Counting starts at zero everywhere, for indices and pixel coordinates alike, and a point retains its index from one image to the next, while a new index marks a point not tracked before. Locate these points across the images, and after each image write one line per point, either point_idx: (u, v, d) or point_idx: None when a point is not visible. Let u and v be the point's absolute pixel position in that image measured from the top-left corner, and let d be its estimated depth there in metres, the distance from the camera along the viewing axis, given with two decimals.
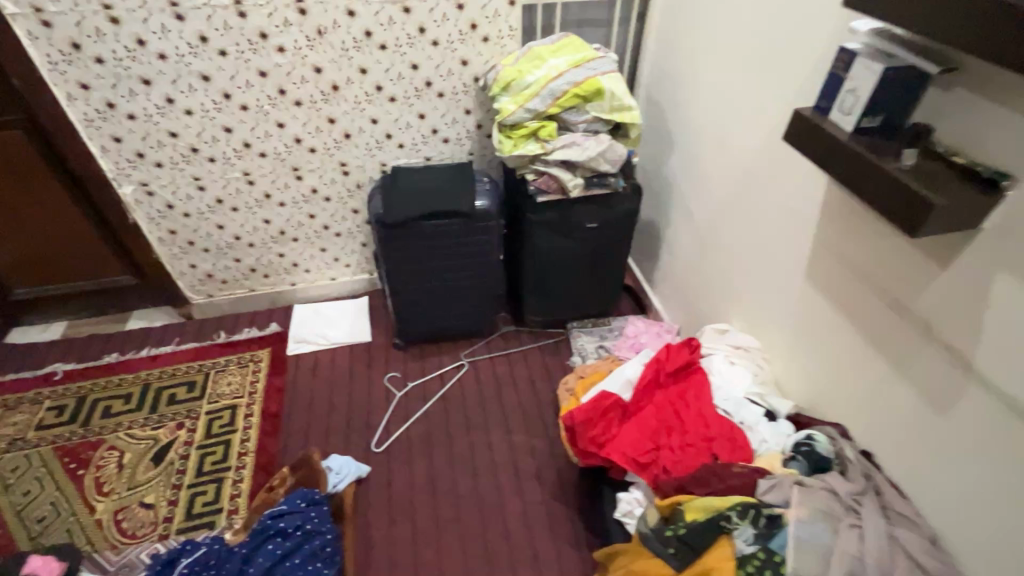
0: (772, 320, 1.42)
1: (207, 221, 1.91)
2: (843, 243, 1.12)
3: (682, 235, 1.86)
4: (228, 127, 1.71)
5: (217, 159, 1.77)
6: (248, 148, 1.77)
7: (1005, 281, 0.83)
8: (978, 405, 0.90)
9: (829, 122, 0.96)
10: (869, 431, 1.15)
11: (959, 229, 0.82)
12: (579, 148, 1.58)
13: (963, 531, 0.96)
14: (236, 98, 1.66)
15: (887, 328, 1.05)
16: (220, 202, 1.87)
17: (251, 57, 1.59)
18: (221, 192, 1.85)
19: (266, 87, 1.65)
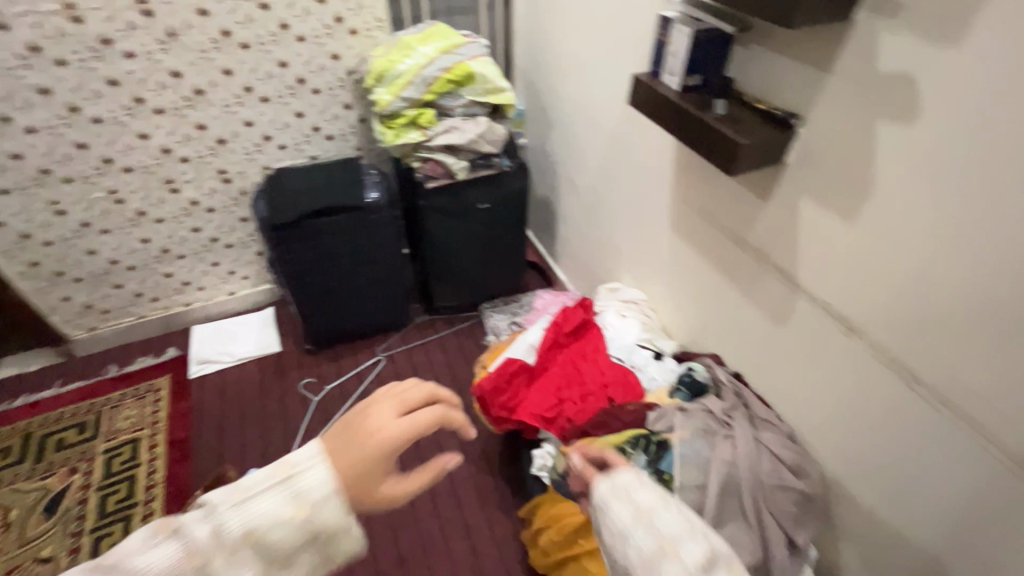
0: (652, 272, 1.56)
1: (74, 247, 1.76)
2: (695, 192, 1.26)
3: (572, 206, 1.97)
4: (81, 143, 1.59)
5: (74, 179, 1.64)
6: (109, 164, 1.65)
7: (807, 205, 0.98)
8: (805, 314, 1.06)
9: (660, 83, 1.08)
10: (736, 355, 1.30)
11: (763, 164, 0.97)
12: (459, 132, 1.64)
13: (810, 423, 1.13)
14: (86, 110, 1.54)
15: (736, 261, 1.20)
16: (87, 225, 1.74)
17: (97, 65, 1.48)
18: (86, 215, 1.71)
19: (120, 96, 1.55)
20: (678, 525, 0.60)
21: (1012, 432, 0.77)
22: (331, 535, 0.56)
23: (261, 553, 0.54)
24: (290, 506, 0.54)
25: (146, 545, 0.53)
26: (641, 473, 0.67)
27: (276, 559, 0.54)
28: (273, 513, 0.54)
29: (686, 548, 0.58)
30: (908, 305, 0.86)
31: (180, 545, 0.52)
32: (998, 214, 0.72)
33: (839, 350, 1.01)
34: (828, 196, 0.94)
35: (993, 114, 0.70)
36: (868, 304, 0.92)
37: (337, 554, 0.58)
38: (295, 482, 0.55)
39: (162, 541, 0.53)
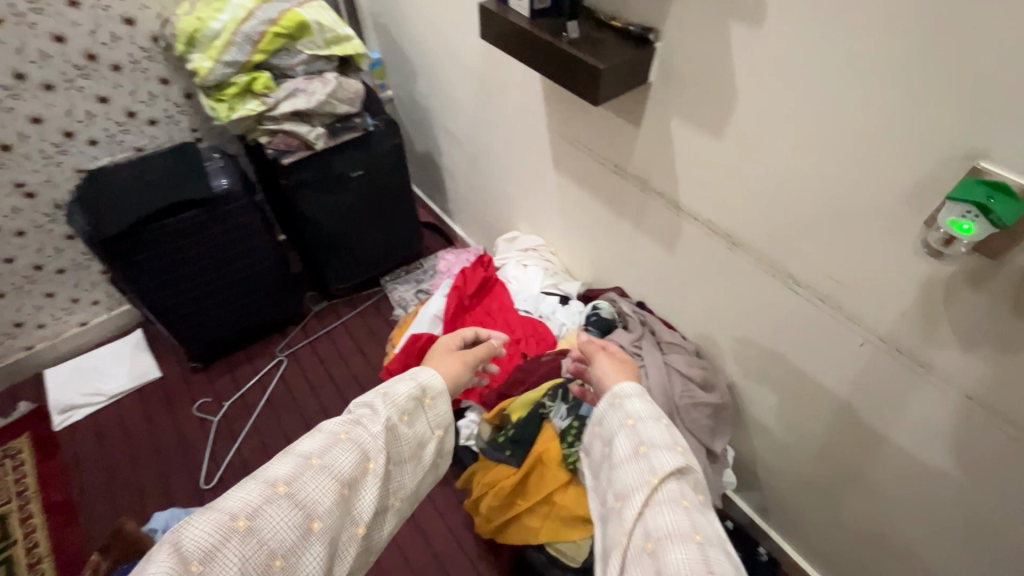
0: (544, 214, 1.51)
1: None
2: (571, 126, 1.20)
3: (454, 158, 1.84)
4: None
5: None
6: None
7: (677, 124, 0.95)
8: (691, 234, 1.06)
9: (509, 11, 0.97)
10: (637, 285, 1.30)
11: (627, 88, 0.91)
12: (305, 95, 1.42)
13: (711, 338, 1.16)
14: None
15: (621, 192, 1.17)
16: None
17: None
18: None
19: None
20: (659, 434, 0.76)
21: (882, 316, 0.81)
22: (434, 397, 0.83)
23: (393, 415, 0.76)
24: (404, 385, 0.80)
25: (305, 441, 0.70)
26: (645, 395, 0.82)
27: (404, 417, 0.78)
28: (394, 389, 0.79)
29: (657, 449, 0.74)
30: (779, 211, 0.87)
31: (332, 431, 0.71)
32: (846, 107, 0.71)
33: (726, 265, 1.02)
34: (694, 112, 0.90)
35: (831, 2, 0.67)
36: (746, 217, 0.93)
37: (438, 417, 0.82)
38: (403, 376, 0.82)
39: (315, 434, 0.71)
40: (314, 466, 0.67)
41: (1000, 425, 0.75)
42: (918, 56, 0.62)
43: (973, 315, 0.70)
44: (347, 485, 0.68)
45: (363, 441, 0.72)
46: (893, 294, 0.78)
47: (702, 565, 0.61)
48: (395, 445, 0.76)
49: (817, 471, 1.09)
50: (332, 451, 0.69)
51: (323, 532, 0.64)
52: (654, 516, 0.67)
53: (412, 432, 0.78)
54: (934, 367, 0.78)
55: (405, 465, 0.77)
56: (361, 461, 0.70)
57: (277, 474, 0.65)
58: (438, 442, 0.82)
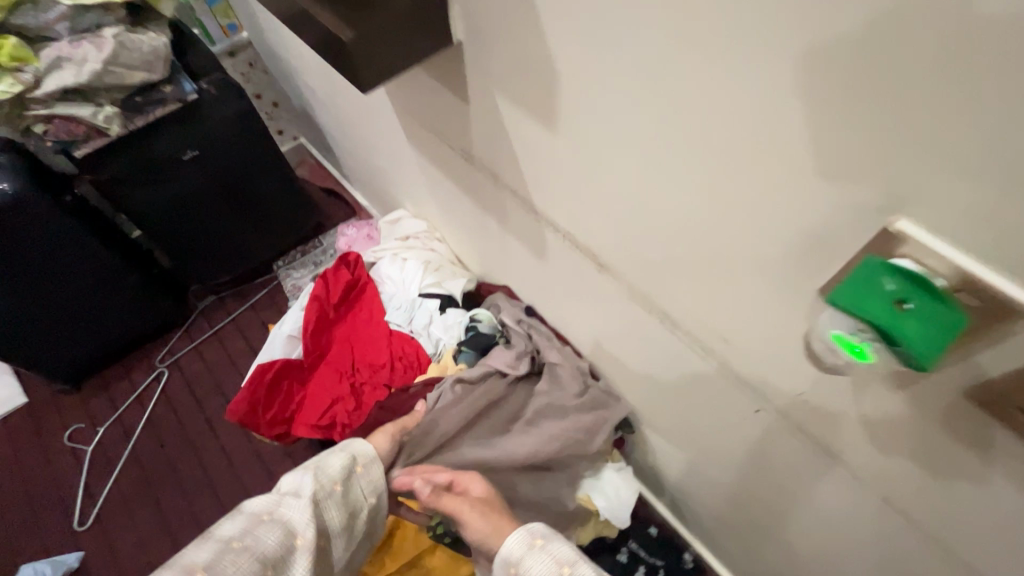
0: (420, 195, 1.22)
1: None
2: (404, 95, 0.89)
3: (325, 117, 1.49)
4: None
5: None
6: None
7: (504, 102, 0.65)
8: (557, 246, 0.79)
9: None
10: (523, 288, 1.04)
11: (412, 60, 0.61)
12: (73, 65, 1.07)
13: (604, 361, 0.93)
14: None
15: (475, 183, 0.89)
16: None
17: None
18: None
19: None
20: (549, 569, 0.53)
21: (778, 389, 0.57)
22: (366, 466, 0.68)
23: (324, 485, 0.62)
24: (333, 455, 0.66)
25: (227, 517, 0.58)
26: (533, 528, 0.57)
27: (336, 489, 0.63)
28: (322, 460, 0.65)
29: None
30: (639, 234, 0.60)
31: (261, 504, 0.59)
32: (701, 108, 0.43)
33: (599, 290, 0.77)
34: (520, 92, 0.61)
35: None
36: (604, 233, 0.66)
37: (371, 485, 0.68)
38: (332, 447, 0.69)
39: (238, 512, 0.58)
40: (237, 548, 0.53)
41: (925, 545, 0.53)
42: (795, 19, 0.33)
43: (891, 420, 0.47)
44: (274, 567, 0.54)
45: (296, 511, 0.59)
46: (789, 365, 0.53)
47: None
48: (326, 522, 0.61)
49: (726, 514, 0.91)
50: (256, 530, 0.56)
51: None
52: None
53: (346, 504, 0.64)
54: (846, 460, 0.56)
55: (341, 543, 0.63)
56: (291, 535, 0.57)
57: (193, 562, 0.52)
58: (373, 516, 0.68)
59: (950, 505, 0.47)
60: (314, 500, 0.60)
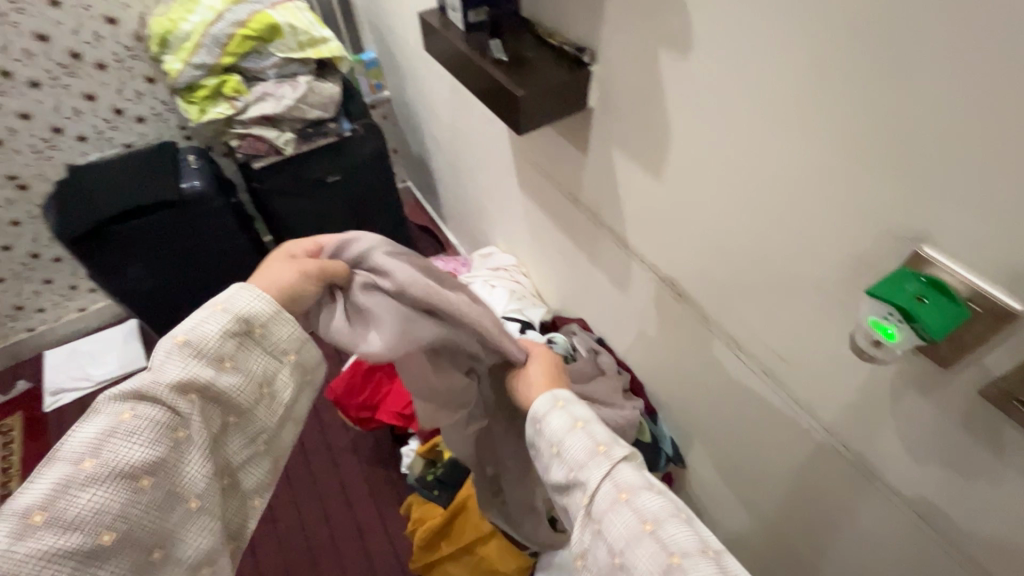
0: (516, 234, 1.42)
1: None
2: (528, 147, 1.11)
3: (441, 165, 1.77)
4: None
5: None
6: None
7: (619, 155, 0.84)
8: (642, 277, 0.94)
9: (446, 22, 0.87)
10: (600, 321, 1.19)
11: (557, 117, 0.82)
12: (273, 100, 1.41)
13: (669, 391, 1.04)
14: None
15: (576, 222, 1.07)
16: None
17: None
18: None
19: None
20: (564, 422, 0.62)
21: (826, 403, 0.68)
22: (265, 325, 0.61)
23: (201, 369, 0.56)
24: (206, 320, 0.57)
25: (70, 432, 0.51)
26: (556, 394, 0.66)
27: (223, 365, 0.58)
28: (194, 331, 0.56)
29: (578, 456, 0.58)
30: (717, 266, 0.75)
31: (107, 413, 0.52)
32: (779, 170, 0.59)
33: (673, 317, 0.91)
34: (634, 146, 0.80)
35: (757, 37, 0.55)
36: (687, 265, 0.81)
37: (275, 347, 0.62)
38: (205, 307, 0.59)
39: (87, 420, 0.51)
40: (86, 476, 0.49)
41: (955, 560, 0.61)
42: (850, 107, 0.50)
43: (918, 423, 0.57)
44: (147, 476, 0.52)
45: (159, 413, 0.53)
46: (838, 381, 0.65)
47: (613, 493, 0.54)
48: (226, 399, 0.58)
49: (765, 550, 0.97)
50: (108, 445, 0.50)
51: (125, 533, 0.50)
52: (603, 518, 0.53)
53: (242, 376, 0.59)
54: (884, 474, 0.65)
55: (258, 411, 0.61)
56: (164, 439, 0.53)
57: (37, 492, 0.48)
58: (294, 375, 0.64)
59: (969, 505, 0.56)
60: (191, 382, 0.55)
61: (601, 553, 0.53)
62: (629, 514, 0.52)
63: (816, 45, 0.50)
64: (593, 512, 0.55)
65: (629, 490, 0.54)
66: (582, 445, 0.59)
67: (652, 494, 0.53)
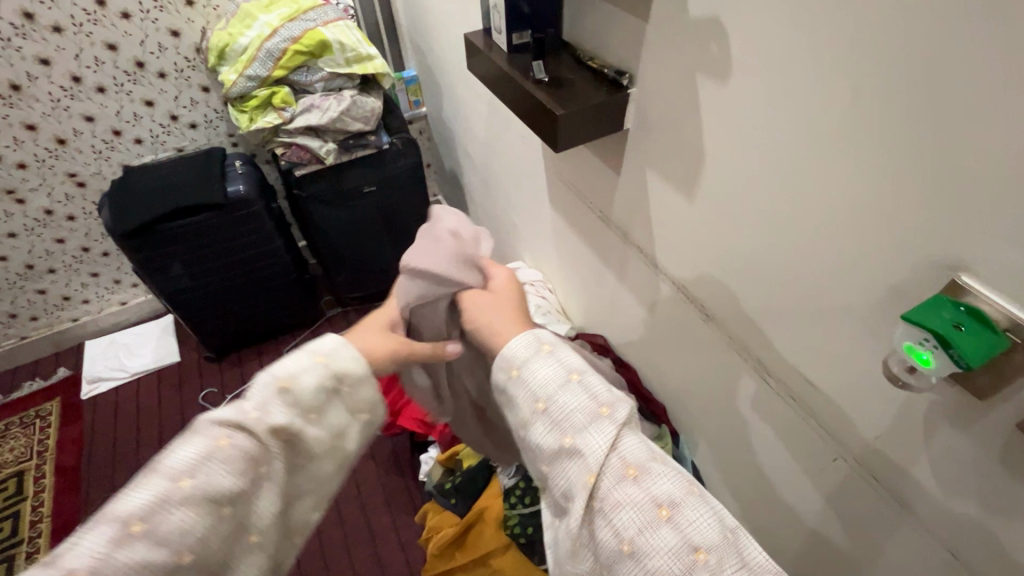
0: (544, 251, 1.44)
1: None
2: (562, 165, 1.13)
3: (473, 180, 1.81)
4: None
5: None
6: None
7: (653, 176, 0.86)
8: (669, 297, 0.95)
9: (490, 44, 0.91)
10: (624, 340, 1.19)
11: (593, 137, 0.84)
12: (318, 111, 1.47)
13: (693, 414, 1.03)
14: None
15: (605, 240, 1.09)
16: None
17: None
18: None
19: None
20: (557, 374, 0.54)
21: (855, 433, 0.67)
22: (355, 383, 0.59)
23: (296, 417, 0.54)
24: (308, 367, 0.56)
25: (172, 446, 0.49)
26: (540, 337, 0.58)
27: (311, 415, 0.56)
28: (295, 376, 0.55)
29: (575, 419, 0.51)
30: (748, 289, 0.76)
31: (209, 434, 0.50)
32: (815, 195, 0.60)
33: (700, 339, 0.91)
34: (668, 168, 0.81)
35: (798, 66, 0.56)
36: (717, 287, 0.82)
37: (357, 405, 0.60)
38: (307, 349, 0.57)
39: (188, 437, 0.50)
40: (181, 496, 0.47)
41: None
42: (890, 137, 0.51)
43: (953, 459, 0.56)
44: (231, 505, 0.49)
45: (254, 446, 0.51)
46: (869, 411, 0.64)
47: (621, 469, 0.49)
48: (304, 448, 0.56)
49: None
50: (207, 468, 0.48)
51: (197, 563, 0.48)
52: (613, 499, 0.48)
53: (325, 428, 0.57)
54: (915, 509, 0.64)
55: (324, 465, 0.58)
56: (252, 472, 0.51)
57: (131, 505, 0.46)
58: (364, 434, 0.61)
59: (1005, 545, 0.55)
60: (284, 428, 0.53)
61: (604, 536, 0.48)
62: (640, 494, 0.47)
63: (857, 76, 0.51)
64: (594, 487, 0.49)
65: (636, 465, 0.49)
66: (581, 406, 0.52)
67: (661, 471, 0.49)
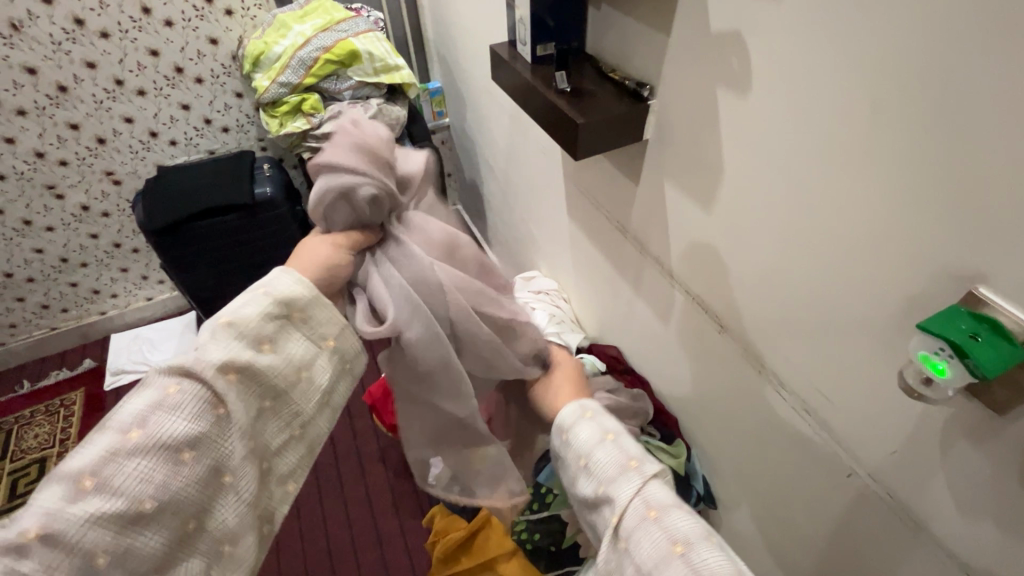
0: (560, 261, 1.45)
1: None
2: (581, 176, 1.15)
3: (493, 190, 1.84)
4: None
5: None
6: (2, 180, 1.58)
7: (670, 187, 0.87)
8: (684, 308, 0.95)
9: (515, 55, 0.94)
10: (638, 351, 1.20)
11: (613, 147, 0.86)
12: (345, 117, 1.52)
13: (706, 427, 1.03)
14: None
15: (621, 250, 1.10)
16: None
17: None
18: None
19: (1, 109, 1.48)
20: (594, 434, 0.64)
21: (871, 448, 0.66)
22: (301, 308, 0.66)
23: (242, 351, 0.60)
24: (249, 303, 0.63)
25: (123, 402, 0.55)
26: (585, 405, 0.69)
27: (263, 347, 0.62)
28: (236, 313, 0.61)
29: (607, 473, 0.60)
30: (764, 300, 0.76)
31: (156, 387, 0.57)
32: (833, 208, 0.61)
33: (714, 350, 0.91)
34: (687, 180, 0.82)
35: (817, 79, 0.57)
36: (732, 298, 0.82)
37: (315, 331, 0.67)
38: (248, 292, 0.64)
39: (139, 391, 0.56)
40: (132, 446, 0.53)
41: None
42: (911, 150, 0.51)
43: (971, 476, 0.55)
44: (187, 448, 0.55)
45: (196, 391, 0.57)
46: (884, 426, 0.63)
47: (642, 509, 0.56)
48: (265, 378, 0.62)
49: None
50: (152, 419, 0.54)
51: (161, 503, 0.53)
52: (635, 536, 0.54)
53: (281, 358, 0.64)
54: (930, 528, 0.63)
55: (295, 396, 0.65)
56: (201, 416, 0.56)
57: (86, 460, 0.51)
58: (333, 364, 0.69)
59: None
60: (231, 362, 0.58)
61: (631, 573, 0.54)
62: (658, 531, 0.53)
63: (878, 88, 0.52)
64: (621, 529, 0.56)
65: (657, 507, 0.56)
66: (612, 458, 0.60)
67: (680, 513, 0.55)
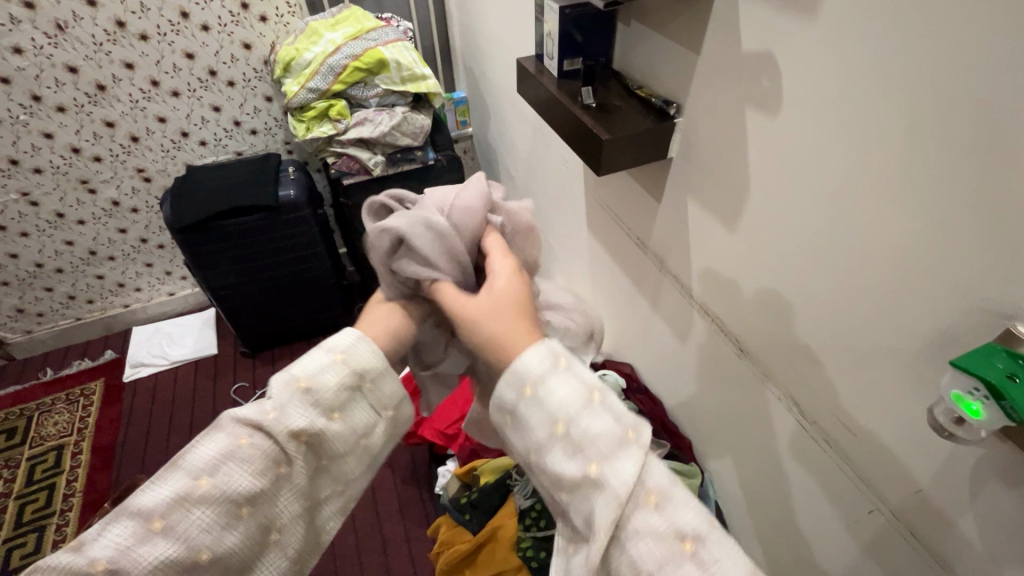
0: (577, 275, 1.44)
1: (17, 258, 1.76)
2: (602, 190, 1.14)
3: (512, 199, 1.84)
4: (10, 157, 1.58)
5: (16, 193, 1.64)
6: (37, 173, 1.63)
7: (694, 206, 0.86)
8: (703, 330, 0.94)
9: (542, 67, 0.94)
10: (654, 370, 1.18)
11: (638, 164, 0.85)
12: (371, 124, 1.54)
13: (722, 452, 1.01)
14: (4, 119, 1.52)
15: (640, 267, 1.09)
16: (26, 234, 1.72)
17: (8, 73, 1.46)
18: (22, 225, 1.70)
19: (40, 105, 1.53)
20: (575, 393, 0.48)
21: (896, 484, 0.64)
22: (376, 377, 0.58)
23: (315, 418, 0.53)
24: (326, 366, 0.55)
25: (196, 442, 0.51)
26: (555, 349, 0.51)
27: (333, 414, 0.55)
28: (313, 376, 0.54)
29: (600, 453, 0.46)
30: (787, 325, 0.74)
31: (230, 433, 0.52)
32: (864, 235, 0.59)
33: (734, 374, 0.89)
34: (711, 199, 0.81)
35: (851, 103, 0.56)
36: (754, 321, 0.80)
37: (380, 400, 0.58)
38: (326, 349, 0.57)
39: (210, 436, 0.52)
40: (200, 493, 0.49)
41: None
42: (947, 180, 0.49)
43: (1000, 519, 0.53)
44: (248, 505, 0.51)
45: (269, 446, 0.52)
46: (909, 462, 0.61)
47: (643, 496, 0.45)
48: (328, 449, 0.55)
49: None
50: (224, 468, 0.50)
51: (217, 557, 0.49)
52: (634, 532, 0.44)
53: (349, 428, 0.56)
54: (955, 571, 0.60)
55: (348, 461, 0.57)
56: (268, 472, 0.52)
57: (154, 501, 0.49)
58: (390, 433, 0.60)
59: None
60: (304, 430, 0.53)
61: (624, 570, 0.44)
62: (663, 524, 0.44)
63: (913, 117, 0.51)
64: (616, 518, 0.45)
65: (659, 491, 0.45)
66: (604, 429, 0.47)
67: (683, 497, 0.45)
